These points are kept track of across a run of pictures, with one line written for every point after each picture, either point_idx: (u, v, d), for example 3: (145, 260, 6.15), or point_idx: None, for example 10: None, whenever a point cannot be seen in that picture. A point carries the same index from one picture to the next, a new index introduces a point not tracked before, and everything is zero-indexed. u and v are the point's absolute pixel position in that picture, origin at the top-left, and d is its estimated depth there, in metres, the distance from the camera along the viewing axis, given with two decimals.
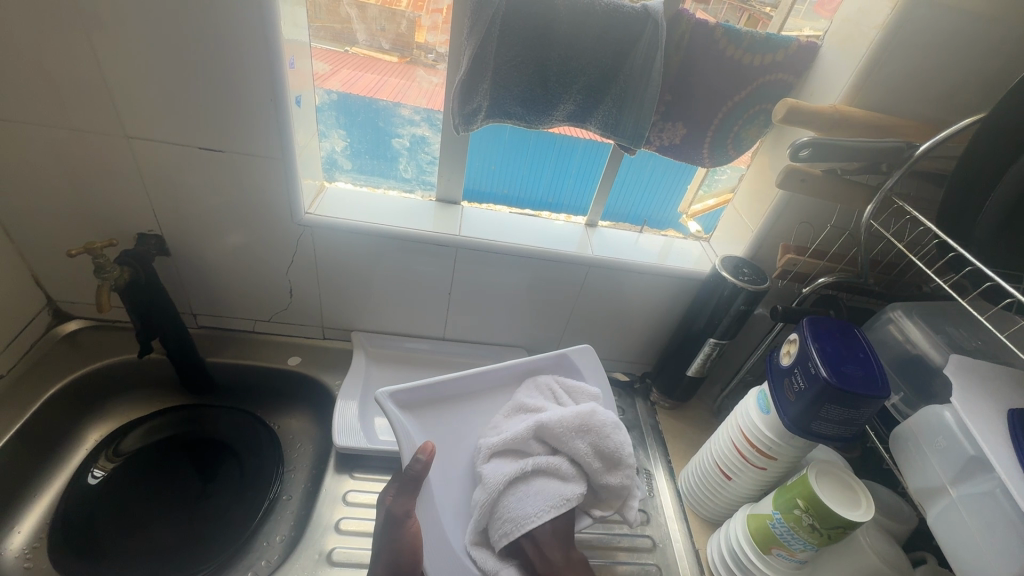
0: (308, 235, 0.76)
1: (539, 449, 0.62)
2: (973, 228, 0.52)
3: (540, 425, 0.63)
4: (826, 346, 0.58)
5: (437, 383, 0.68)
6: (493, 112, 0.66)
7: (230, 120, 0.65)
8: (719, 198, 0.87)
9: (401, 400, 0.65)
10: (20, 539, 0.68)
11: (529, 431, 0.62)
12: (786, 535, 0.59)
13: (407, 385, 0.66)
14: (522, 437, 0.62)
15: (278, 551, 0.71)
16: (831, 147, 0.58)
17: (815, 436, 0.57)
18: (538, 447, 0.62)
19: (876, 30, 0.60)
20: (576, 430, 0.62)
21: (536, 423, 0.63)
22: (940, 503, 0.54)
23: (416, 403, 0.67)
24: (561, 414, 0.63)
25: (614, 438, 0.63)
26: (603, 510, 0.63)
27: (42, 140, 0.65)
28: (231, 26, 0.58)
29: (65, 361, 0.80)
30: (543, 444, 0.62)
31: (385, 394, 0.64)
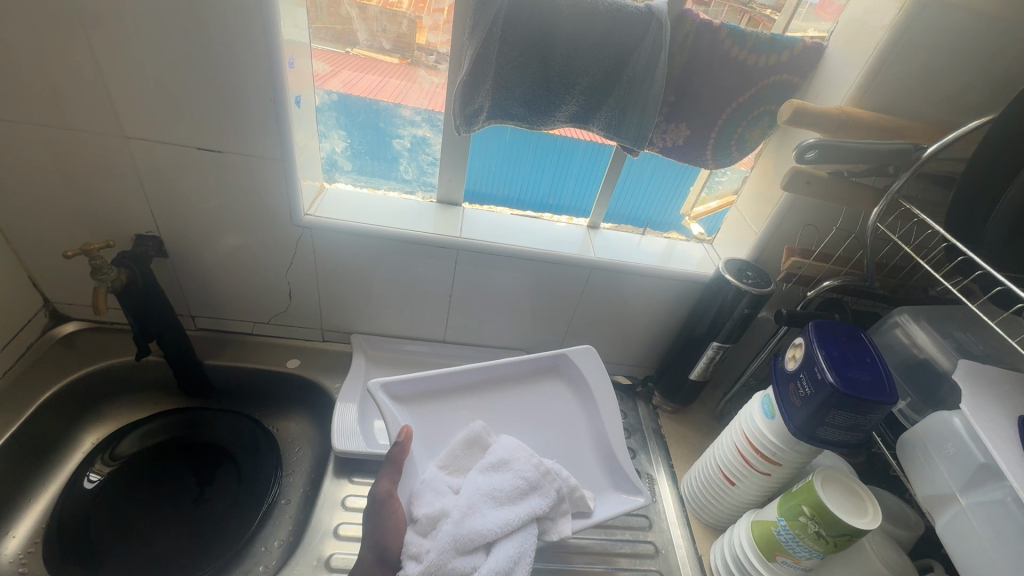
0: (307, 237, 0.75)
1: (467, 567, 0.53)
2: (983, 232, 0.51)
3: (454, 538, 0.53)
4: (833, 351, 0.57)
5: (430, 376, 0.68)
6: (495, 113, 0.66)
7: (229, 121, 0.64)
8: (722, 200, 0.86)
9: (394, 390, 0.66)
10: (15, 544, 0.67)
11: (448, 551, 0.52)
12: (792, 543, 0.58)
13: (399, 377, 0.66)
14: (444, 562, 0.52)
15: (276, 556, 0.70)
16: (836, 149, 0.58)
17: (821, 442, 0.56)
18: (464, 561, 0.53)
19: (883, 30, 0.59)
20: (477, 517, 0.55)
21: (452, 537, 0.53)
22: (949, 511, 0.53)
23: (412, 394, 0.68)
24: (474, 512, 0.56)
25: (504, 480, 0.59)
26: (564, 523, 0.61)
27: (39, 140, 0.64)
28: (231, 25, 0.57)
29: (63, 363, 0.79)
30: (469, 559, 0.53)
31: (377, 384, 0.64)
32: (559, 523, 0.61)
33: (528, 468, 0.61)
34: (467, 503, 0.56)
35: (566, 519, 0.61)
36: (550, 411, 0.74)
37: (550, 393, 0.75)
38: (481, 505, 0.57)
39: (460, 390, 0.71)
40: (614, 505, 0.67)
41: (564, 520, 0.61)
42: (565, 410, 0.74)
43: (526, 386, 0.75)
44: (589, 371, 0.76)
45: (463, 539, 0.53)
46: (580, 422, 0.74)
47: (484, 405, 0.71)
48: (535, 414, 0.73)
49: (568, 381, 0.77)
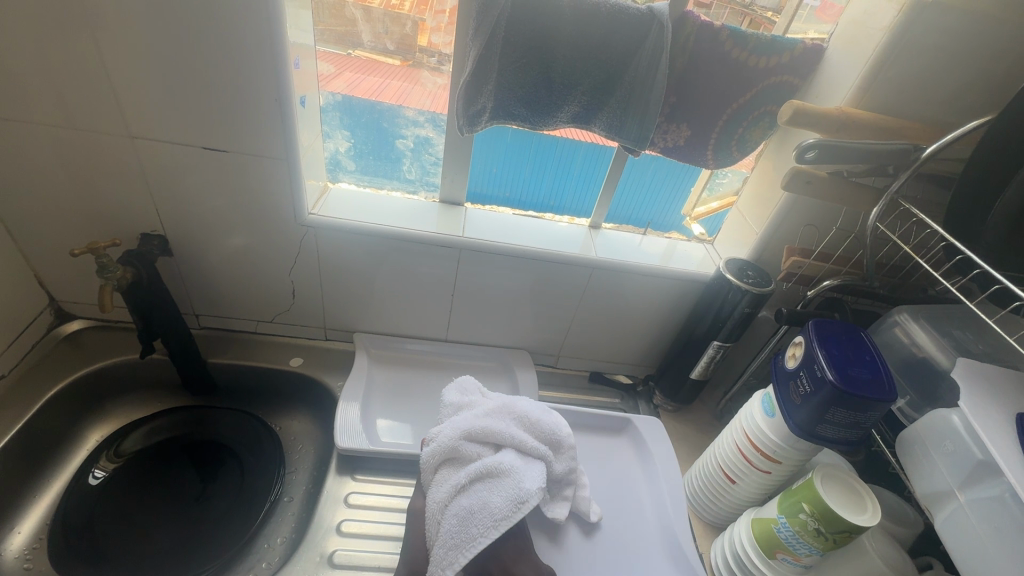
0: (311, 236, 0.76)
1: (475, 450, 0.58)
2: (981, 232, 0.52)
3: (468, 427, 0.60)
4: (832, 349, 0.57)
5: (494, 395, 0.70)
6: (497, 113, 0.66)
7: (234, 120, 0.65)
8: (723, 201, 0.87)
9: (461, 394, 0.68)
10: (20, 540, 0.67)
11: (458, 433, 0.59)
12: (792, 540, 0.59)
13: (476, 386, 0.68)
14: (457, 441, 0.58)
15: (279, 553, 0.71)
16: (837, 149, 0.58)
17: (821, 439, 0.57)
18: (472, 447, 0.58)
19: (882, 32, 0.60)
20: (497, 416, 0.62)
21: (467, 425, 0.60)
22: (947, 508, 0.53)
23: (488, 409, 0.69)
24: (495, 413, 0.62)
25: (542, 418, 0.64)
26: (559, 508, 0.65)
27: (46, 140, 0.65)
28: (237, 25, 0.58)
29: (67, 361, 0.80)
30: (478, 446, 0.58)
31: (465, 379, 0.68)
32: (556, 504, 0.65)
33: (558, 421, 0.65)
34: (487, 407, 0.63)
35: (564, 503, 0.66)
36: (615, 461, 0.78)
37: (615, 449, 0.80)
38: (505, 415, 0.63)
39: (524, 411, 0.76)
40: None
41: (560, 503, 0.66)
42: (625, 467, 0.78)
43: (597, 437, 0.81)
44: (652, 437, 0.81)
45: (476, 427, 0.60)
46: (642, 483, 0.76)
47: None
48: (606, 462, 0.78)
49: (633, 440, 0.82)
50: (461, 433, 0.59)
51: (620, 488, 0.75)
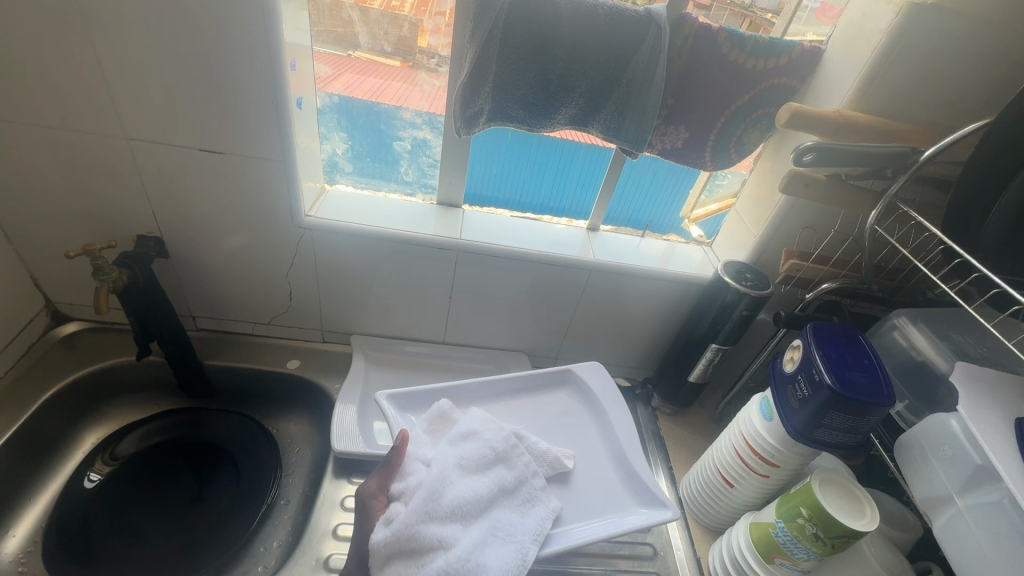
0: (308, 238, 0.76)
1: (436, 540, 0.52)
2: (981, 236, 0.51)
3: (426, 508, 0.53)
4: (830, 353, 0.57)
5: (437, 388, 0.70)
6: (495, 115, 0.66)
7: (231, 123, 0.65)
8: (721, 203, 0.87)
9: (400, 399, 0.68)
10: (14, 543, 0.67)
11: (416, 518, 0.52)
12: (789, 545, 0.58)
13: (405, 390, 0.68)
14: (416, 531, 0.52)
15: (275, 557, 0.70)
16: (836, 152, 0.58)
17: (819, 443, 0.56)
18: (432, 531, 0.52)
19: (881, 35, 0.60)
20: (446, 487, 0.55)
21: (423, 505, 0.53)
22: (945, 513, 0.53)
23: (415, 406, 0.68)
24: (446, 484, 0.56)
25: (477, 448, 0.59)
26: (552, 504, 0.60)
27: (41, 141, 0.65)
28: (234, 27, 0.57)
29: (63, 364, 0.79)
30: (439, 533, 0.52)
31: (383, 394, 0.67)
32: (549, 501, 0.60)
33: (498, 448, 0.60)
34: (431, 475, 0.56)
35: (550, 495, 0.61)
36: (562, 416, 0.73)
37: (559, 405, 0.74)
38: (449, 480, 0.56)
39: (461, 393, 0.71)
40: (637, 519, 0.61)
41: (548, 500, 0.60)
42: (573, 422, 0.72)
43: (538, 400, 0.75)
44: (594, 384, 0.76)
45: (428, 507, 0.54)
46: (593, 438, 0.71)
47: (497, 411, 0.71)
48: (554, 421, 0.72)
49: (577, 392, 0.76)
50: (421, 520, 0.52)
51: (572, 445, 0.70)
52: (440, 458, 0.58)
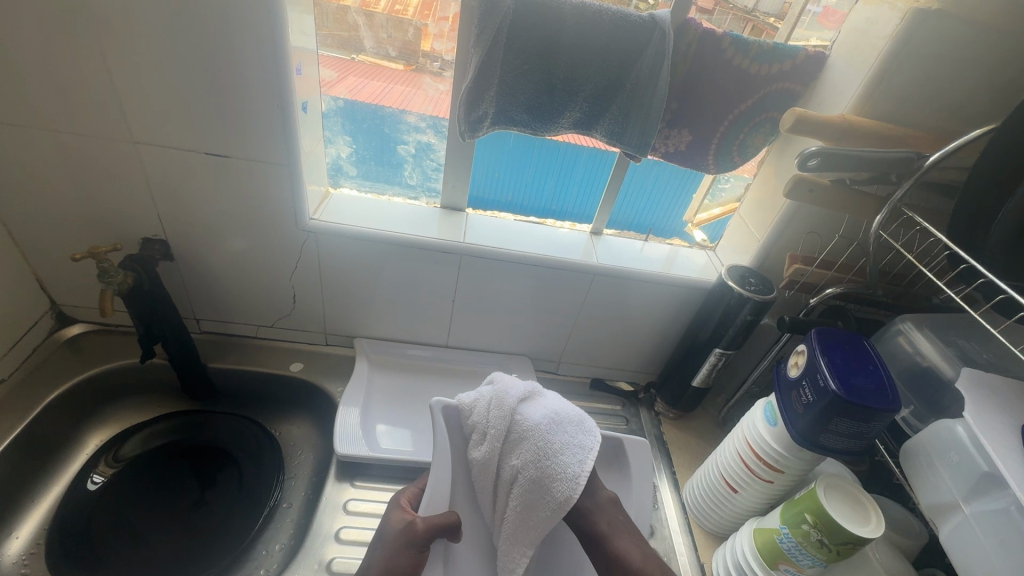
0: (313, 242, 0.76)
1: (518, 434, 0.55)
2: (986, 242, 0.51)
3: (503, 415, 0.55)
4: (835, 359, 0.57)
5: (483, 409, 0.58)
6: (498, 119, 0.66)
7: (236, 127, 0.65)
8: (725, 207, 0.87)
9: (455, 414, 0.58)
10: (17, 545, 0.67)
11: (499, 422, 0.55)
12: (794, 551, 0.58)
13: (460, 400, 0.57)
14: (498, 432, 0.55)
15: (277, 560, 0.70)
16: (838, 157, 0.58)
17: (823, 449, 0.56)
18: (517, 433, 0.55)
19: (885, 41, 0.60)
20: (514, 395, 0.57)
21: (503, 413, 0.55)
22: (951, 520, 0.53)
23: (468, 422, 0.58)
24: (502, 390, 0.57)
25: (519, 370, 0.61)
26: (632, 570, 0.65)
27: (50, 144, 0.65)
28: (242, 31, 0.58)
29: (67, 365, 0.79)
30: (517, 432, 0.55)
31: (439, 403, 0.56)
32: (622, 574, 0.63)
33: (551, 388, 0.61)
34: (499, 414, 0.55)
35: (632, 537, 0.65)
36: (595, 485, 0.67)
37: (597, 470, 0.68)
38: (518, 413, 0.56)
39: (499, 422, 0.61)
40: None
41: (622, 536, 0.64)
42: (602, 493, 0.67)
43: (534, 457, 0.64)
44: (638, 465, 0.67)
45: (497, 434, 0.55)
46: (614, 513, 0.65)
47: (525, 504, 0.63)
48: None
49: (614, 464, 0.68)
50: (504, 418, 0.55)
51: None
52: (505, 393, 0.57)
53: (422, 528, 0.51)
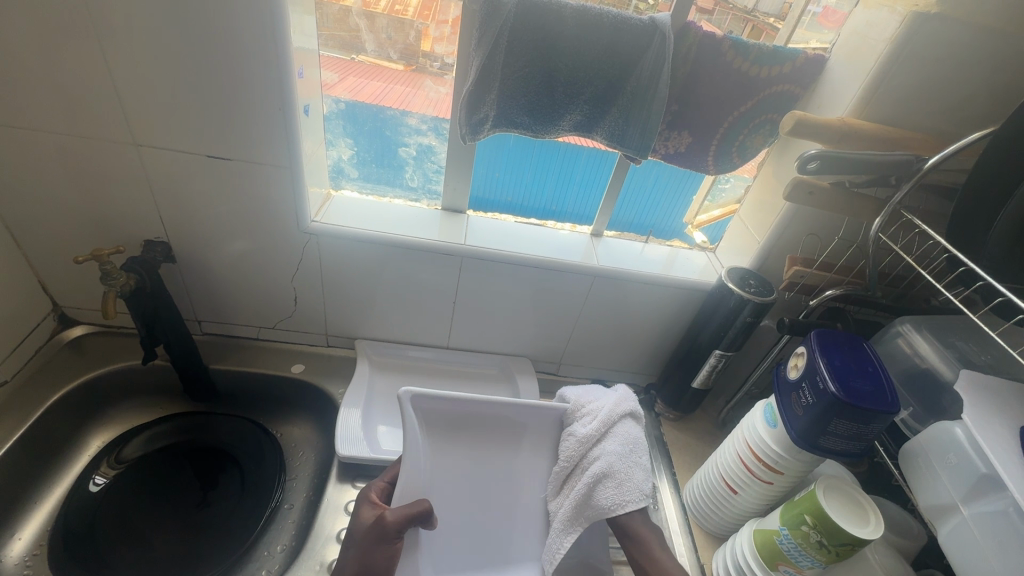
0: (314, 243, 0.76)
1: (615, 434, 0.66)
2: (984, 245, 0.51)
3: (611, 415, 0.67)
4: (834, 360, 0.57)
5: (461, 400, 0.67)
6: (500, 121, 0.67)
7: (236, 129, 0.65)
8: (725, 208, 0.87)
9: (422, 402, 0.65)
10: (20, 546, 0.67)
11: (606, 418, 0.67)
12: (794, 552, 0.58)
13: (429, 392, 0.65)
14: (605, 425, 0.66)
15: (279, 561, 0.71)
16: (838, 160, 0.59)
17: (823, 451, 0.56)
18: (614, 433, 0.66)
19: (885, 43, 0.60)
20: (624, 405, 0.69)
21: (612, 415, 0.67)
22: (950, 522, 0.53)
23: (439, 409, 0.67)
24: (619, 399, 0.70)
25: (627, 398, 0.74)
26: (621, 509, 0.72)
27: (52, 146, 0.65)
28: (242, 34, 0.58)
29: (70, 367, 0.80)
30: (614, 430, 0.66)
31: (408, 392, 0.64)
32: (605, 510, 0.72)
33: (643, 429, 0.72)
34: (613, 410, 0.67)
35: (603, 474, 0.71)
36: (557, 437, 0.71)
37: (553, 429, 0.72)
38: (625, 421, 0.68)
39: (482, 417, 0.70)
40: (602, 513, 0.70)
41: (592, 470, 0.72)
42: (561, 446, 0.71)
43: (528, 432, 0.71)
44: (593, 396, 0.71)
45: (603, 424, 0.66)
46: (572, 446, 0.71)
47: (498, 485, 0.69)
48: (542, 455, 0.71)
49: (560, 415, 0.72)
50: (613, 415, 0.67)
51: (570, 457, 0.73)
52: (620, 400, 0.69)
53: (392, 522, 0.55)
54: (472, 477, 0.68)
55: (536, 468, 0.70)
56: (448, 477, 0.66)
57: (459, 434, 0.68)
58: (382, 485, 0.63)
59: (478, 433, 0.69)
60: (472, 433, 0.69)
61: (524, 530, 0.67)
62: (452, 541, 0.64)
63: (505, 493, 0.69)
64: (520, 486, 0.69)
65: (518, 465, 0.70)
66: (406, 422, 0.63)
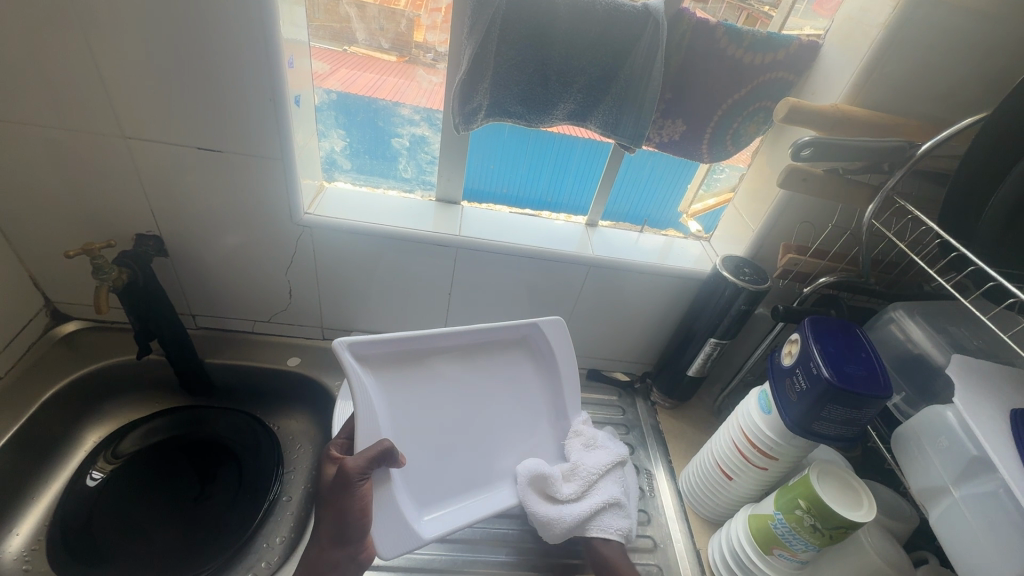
0: (307, 236, 0.76)
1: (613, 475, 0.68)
2: (976, 230, 0.52)
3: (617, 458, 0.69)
4: (828, 346, 0.57)
5: (411, 339, 0.63)
6: (493, 111, 0.66)
7: (228, 121, 0.64)
8: (720, 197, 0.87)
9: (364, 348, 0.59)
10: (19, 541, 0.67)
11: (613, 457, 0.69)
12: (788, 536, 0.59)
13: (372, 336, 0.59)
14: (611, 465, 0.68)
15: (278, 553, 0.71)
16: (832, 147, 0.58)
17: (817, 436, 0.57)
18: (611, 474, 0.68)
19: (878, 29, 0.60)
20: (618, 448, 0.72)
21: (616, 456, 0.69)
22: (940, 503, 0.54)
23: (382, 354, 0.62)
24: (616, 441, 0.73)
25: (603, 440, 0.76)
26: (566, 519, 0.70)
27: (40, 140, 0.64)
28: (230, 24, 0.57)
29: (63, 363, 0.79)
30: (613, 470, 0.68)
31: (347, 341, 0.57)
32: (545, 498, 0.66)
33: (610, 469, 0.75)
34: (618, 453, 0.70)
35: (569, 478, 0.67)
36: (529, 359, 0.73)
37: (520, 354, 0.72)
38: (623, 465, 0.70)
39: (440, 348, 0.66)
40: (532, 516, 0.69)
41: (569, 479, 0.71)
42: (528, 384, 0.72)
43: (494, 353, 0.70)
44: (559, 342, 0.72)
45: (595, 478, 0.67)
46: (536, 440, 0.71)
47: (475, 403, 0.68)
48: (512, 376, 0.71)
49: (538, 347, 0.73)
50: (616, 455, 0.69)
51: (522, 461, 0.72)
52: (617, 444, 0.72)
53: (355, 467, 0.52)
54: (445, 405, 0.65)
55: (507, 384, 0.70)
56: (410, 410, 0.62)
57: (407, 372, 0.63)
58: (342, 442, 0.61)
59: (437, 368, 0.66)
60: (429, 366, 0.65)
61: (508, 456, 0.68)
62: (433, 459, 0.62)
63: (482, 419, 0.67)
64: (500, 413, 0.69)
65: (489, 385, 0.69)
66: (351, 376, 0.55)
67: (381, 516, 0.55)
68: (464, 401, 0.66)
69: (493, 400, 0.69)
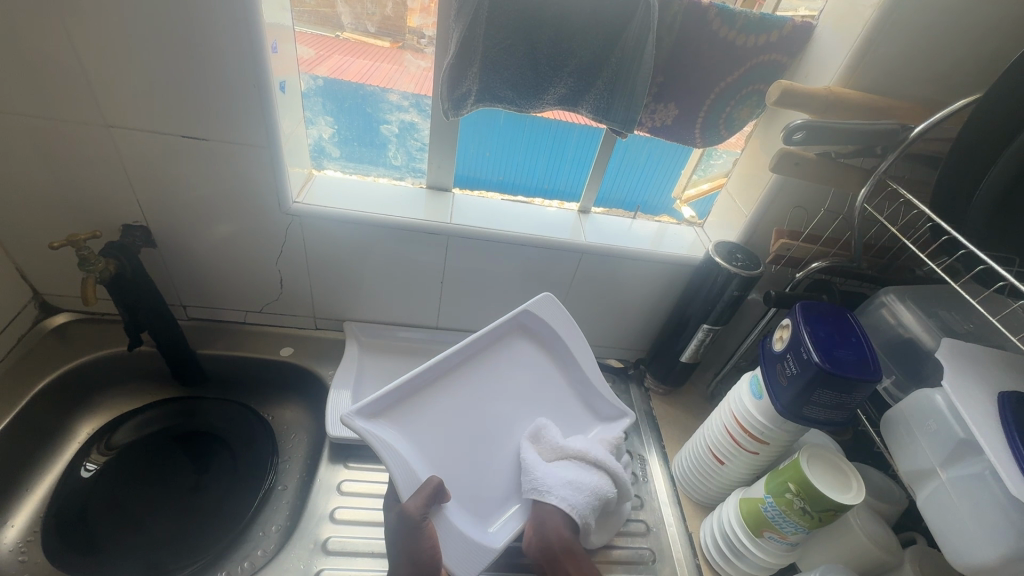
0: (297, 225, 0.75)
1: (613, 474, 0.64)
2: (967, 213, 0.51)
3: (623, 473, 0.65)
4: (818, 331, 0.57)
5: (416, 376, 0.61)
6: (484, 96, 0.65)
7: (212, 108, 0.63)
8: (713, 182, 0.86)
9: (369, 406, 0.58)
10: (13, 533, 0.67)
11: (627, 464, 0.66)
12: (778, 519, 0.60)
13: (375, 394, 0.58)
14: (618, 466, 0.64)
15: (275, 541, 0.71)
16: (824, 130, 0.58)
17: (807, 421, 0.57)
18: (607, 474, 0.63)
19: (873, 9, 0.59)
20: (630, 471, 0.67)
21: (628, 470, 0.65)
22: (928, 486, 0.54)
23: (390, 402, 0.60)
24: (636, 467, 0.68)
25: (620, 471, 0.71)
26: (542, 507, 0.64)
27: (20, 130, 0.63)
28: (211, 8, 0.56)
29: (53, 355, 0.79)
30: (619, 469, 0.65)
31: (350, 413, 0.56)
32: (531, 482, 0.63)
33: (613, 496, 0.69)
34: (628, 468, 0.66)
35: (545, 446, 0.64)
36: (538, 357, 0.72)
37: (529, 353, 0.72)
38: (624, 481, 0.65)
39: (451, 374, 0.66)
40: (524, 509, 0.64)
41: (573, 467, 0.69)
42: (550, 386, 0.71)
43: (499, 359, 0.70)
44: (554, 319, 0.72)
45: (577, 453, 0.63)
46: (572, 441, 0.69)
47: (503, 414, 0.66)
48: (528, 379, 0.70)
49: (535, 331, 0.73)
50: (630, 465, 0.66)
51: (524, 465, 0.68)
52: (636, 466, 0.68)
53: (416, 507, 0.52)
54: (472, 421, 0.64)
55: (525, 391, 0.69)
56: (440, 436, 0.61)
57: (422, 403, 0.62)
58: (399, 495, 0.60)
59: (453, 391, 0.65)
60: (437, 390, 0.64)
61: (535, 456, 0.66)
62: (482, 475, 0.62)
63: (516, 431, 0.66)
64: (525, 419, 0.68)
65: (509, 394, 0.68)
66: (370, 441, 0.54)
67: (446, 539, 0.55)
68: (483, 413, 0.65)
69: (518, 409, 0.68)
